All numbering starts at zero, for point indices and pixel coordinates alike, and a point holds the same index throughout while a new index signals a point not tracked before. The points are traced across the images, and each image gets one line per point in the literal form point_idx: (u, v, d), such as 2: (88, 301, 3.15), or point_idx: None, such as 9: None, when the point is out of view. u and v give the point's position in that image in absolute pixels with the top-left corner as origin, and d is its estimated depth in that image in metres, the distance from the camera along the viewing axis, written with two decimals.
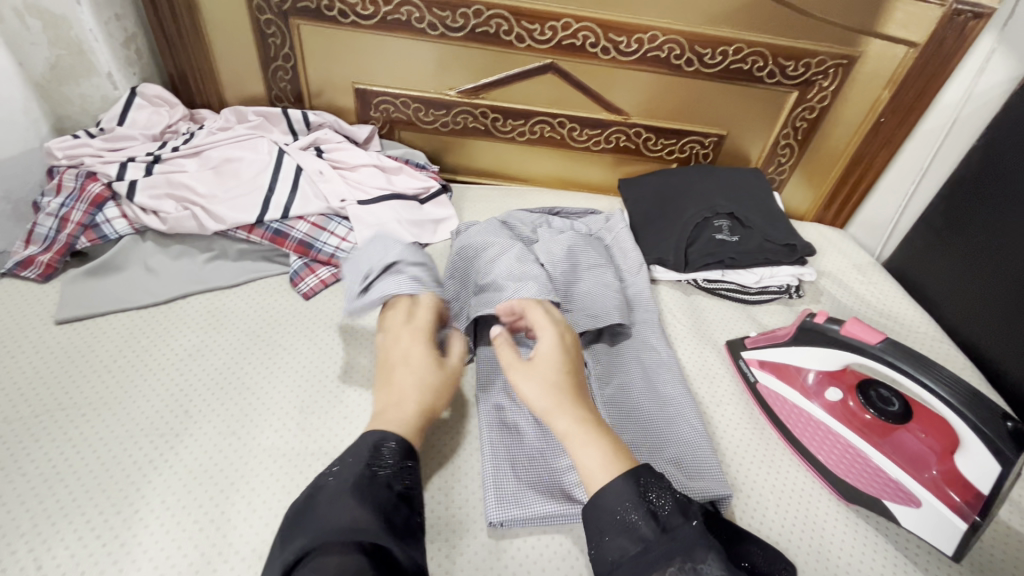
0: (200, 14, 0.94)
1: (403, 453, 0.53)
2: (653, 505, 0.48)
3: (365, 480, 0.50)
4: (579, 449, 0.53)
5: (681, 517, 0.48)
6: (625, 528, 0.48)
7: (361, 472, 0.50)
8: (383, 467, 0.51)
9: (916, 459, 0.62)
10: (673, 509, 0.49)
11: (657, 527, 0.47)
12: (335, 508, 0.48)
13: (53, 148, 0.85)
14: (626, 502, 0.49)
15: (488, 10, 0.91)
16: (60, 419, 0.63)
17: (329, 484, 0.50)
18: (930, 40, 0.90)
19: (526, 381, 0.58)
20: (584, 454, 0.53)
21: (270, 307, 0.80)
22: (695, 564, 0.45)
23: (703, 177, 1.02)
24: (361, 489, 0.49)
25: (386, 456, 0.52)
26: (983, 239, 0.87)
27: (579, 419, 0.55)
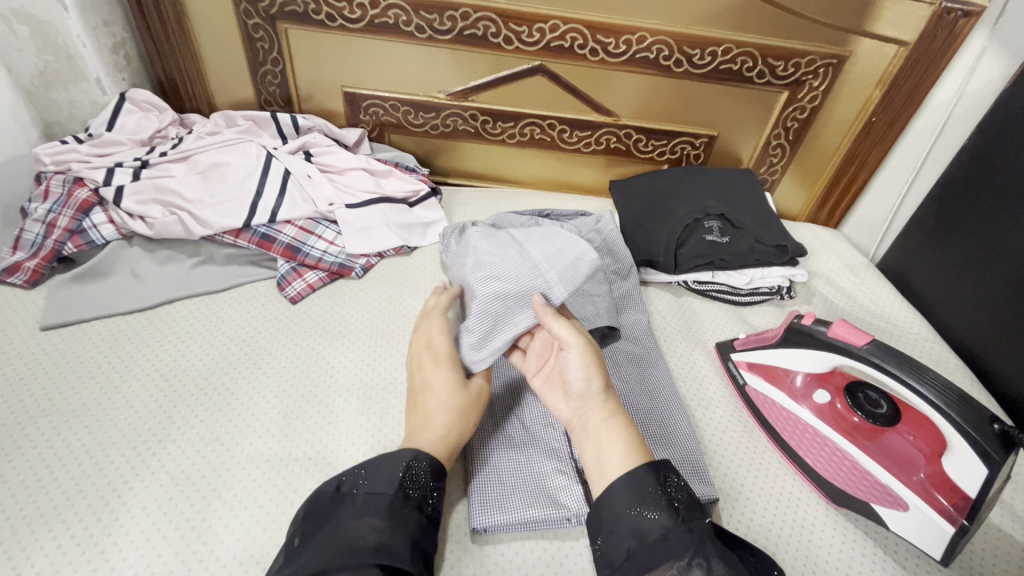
0: (188, 18, 0.94)
1: (434, 474, 0.53)
2: (672, 498, 0.49)
3: (398, 502, 0.50)
4: (608, 434, 0.56)
5: (697, 513, 0.49)
6: (639, 518, 0.49)
7: (393, 494, 0.50)
8: (416, 488, 0.52)
9: (904, 462, 0.62)
10: (691, 503, 0.50)
11: (675, 519, 0.48)
12: (361, 524, 0.48)
13: (41, 154, 0.84)
14: (644, 493, 0.50)
15: (475, 12, 0.91)
16: (43, 427, 0.62)
17: (360, 497, 0.50)
18: (919, 38, 0.90)
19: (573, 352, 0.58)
20: (611, 440, 0.55)
21: (257, 312, 0.80)
22: (706, 559, 0.44)
23: (693, 178, 1.01)
24: (393, 512, 0.49)
25: (418, 477, 0.52)
26: (977, 238, 0.86)
27: (612, 408, 0.58)
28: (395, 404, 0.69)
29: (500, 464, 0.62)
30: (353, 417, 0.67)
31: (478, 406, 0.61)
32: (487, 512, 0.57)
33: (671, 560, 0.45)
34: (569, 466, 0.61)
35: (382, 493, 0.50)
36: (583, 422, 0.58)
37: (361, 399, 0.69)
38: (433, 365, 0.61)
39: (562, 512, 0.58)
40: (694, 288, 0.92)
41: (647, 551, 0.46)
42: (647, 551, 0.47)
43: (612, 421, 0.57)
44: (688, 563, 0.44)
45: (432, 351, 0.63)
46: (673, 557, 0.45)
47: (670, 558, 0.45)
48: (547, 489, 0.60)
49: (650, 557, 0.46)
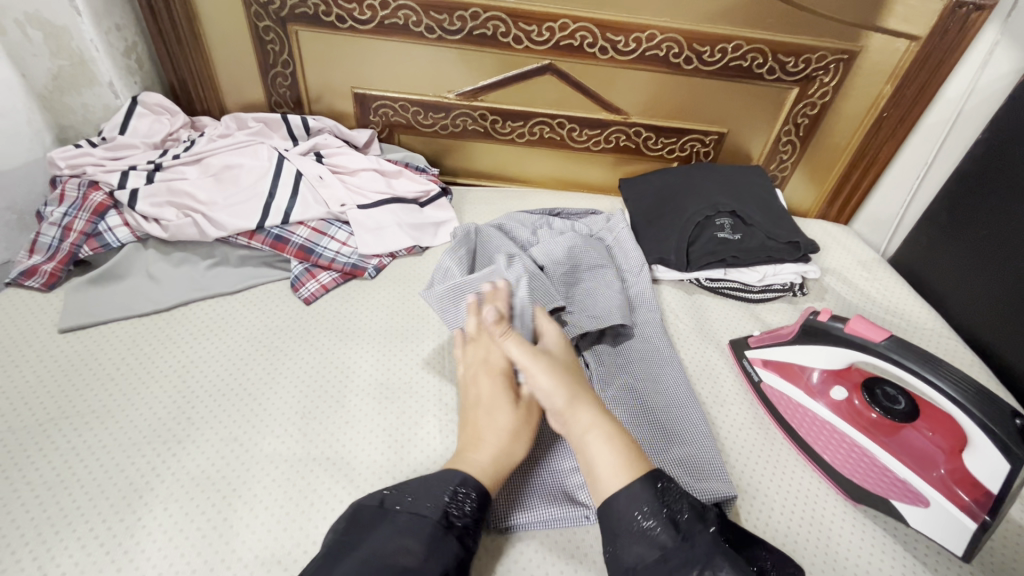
0: (199, 21, 0.94)
1: (479, 502, 0.52)
2: (672, 512, 0.49)
3: (440, 530, 0.49)
4: (600, 449, 0.54)
5: (699, 524, 0.49)
6: (641, 534, 0.49)
7: (437, 521, 0.50)
8: (461, 517, 0.51)
9: (923, 458, 0.61)
10: (692, 516, 0.49)
11: (676, 536, 0.48)
12: (396, 544, 0.47)
13: (56, 158, 0.85)
14: (642, 506, 0.49)
15: (485, 12, 0.91)
16: (63, 429, 0.63)
17: (402, 516, 0.50)
18: (931, 32, 0.89)
19: (538, 371, 0.59)
20: (604, 454, 0.53)
21: (271, 313, 0.80)
22: (714, 572, 0.45)
23: (704, 175, 1.01)
24: (434, 539, 0.48)
25: (464, 505, 0.51)
26: (990, 234, 0.86)
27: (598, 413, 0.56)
28: (412, 403, 0.69)
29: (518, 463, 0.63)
30: (370, 417, 0.67)
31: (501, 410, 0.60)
32: (507, 510, 0.58)
33: None
34: None
35: (427, 518, 0.50)
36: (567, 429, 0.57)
37: (378, 399, 0.69)
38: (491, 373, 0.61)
39: (582, 510, 0.59)
40: (707, 285, 0.92)
41: (649, 571, 0.47)
42: (650, 568, 0.47)
43: (595, 433, 0.55)
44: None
45: (487, 364, 0.63)
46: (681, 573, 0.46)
47: None
48: (566, 487, 0.61)
49: (658, 574, 0.47)
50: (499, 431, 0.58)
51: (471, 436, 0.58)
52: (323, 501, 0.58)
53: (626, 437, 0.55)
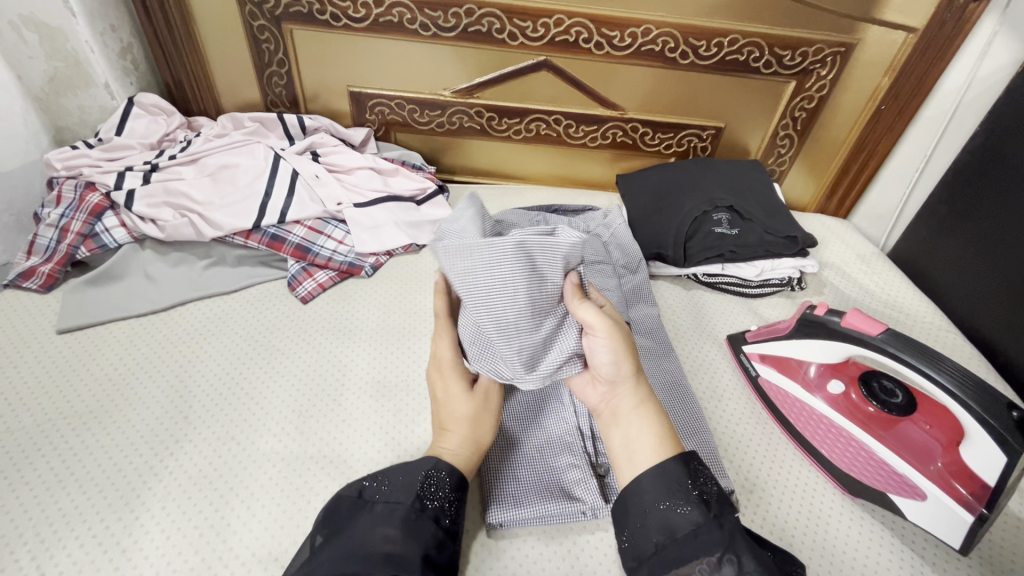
0: (193, 21, 0.94)
1: (454, 486, 0.53)
2: (703, 493, 0.48)
3: (414, 513, 0.50)
4: (639, 422, 0.55)
5: (729, 508, 0.48)
6: (668, 512, 0.48)
7: (410, 505, 0.50)
8: (434, 499, 0.51)
9: (920, 451, 0.61)
10: (721, 497, 0.49)
11: (706, 514, 0.47)
12: (376, 534, 0.47)
13: (52, 160, 0.86)
14: (674, 487, 0.49)
15: (480, 9, 0.91)
16: (61, 430, 0.63)
17: (380, 505, 0.50)
18: (929, 24, 0.89)
19: (599, 338, 0.54)
20: (643, 428, 0.54)
21: (269, 312, 0.80)
22: (737, 555, 0.44)
23: (701, 170, 1.01)
24: (409, 523, 0.49)
25: (438, 488, 0.52)
26: (989, 225, 0.86)
27: (641, 394, 0.56)
28: (409, 401, 0.69)
29: (513, 459, 0.62)
30: (368, 415, 0.67)
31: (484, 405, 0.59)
32: (503, 507, 0.58)
33: (701, 556, 0.45)
34: (582, 459, 0.62)
35: (401, 503, 0.50)
36: (612, 404, 0.57)
37: (374, 397, 0.69)
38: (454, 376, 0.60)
39: (578, 505, 0.59)
40: (705, 280, 0.91)
41: (677, 547, 0.47)
42: (677, 546, 0.47)
43: (643, 407, 0.56)
44: (720, 559, 0.44)
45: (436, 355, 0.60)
46: (703, 553, 0.45)
47: (699, 555, 0.45)
48: (562, 483, 0.61)
49: (679, 553, 0.46)
50: (467, 423, 0.58)
51: (438, 425, 0.58)
52: (321, 499, 0.59)
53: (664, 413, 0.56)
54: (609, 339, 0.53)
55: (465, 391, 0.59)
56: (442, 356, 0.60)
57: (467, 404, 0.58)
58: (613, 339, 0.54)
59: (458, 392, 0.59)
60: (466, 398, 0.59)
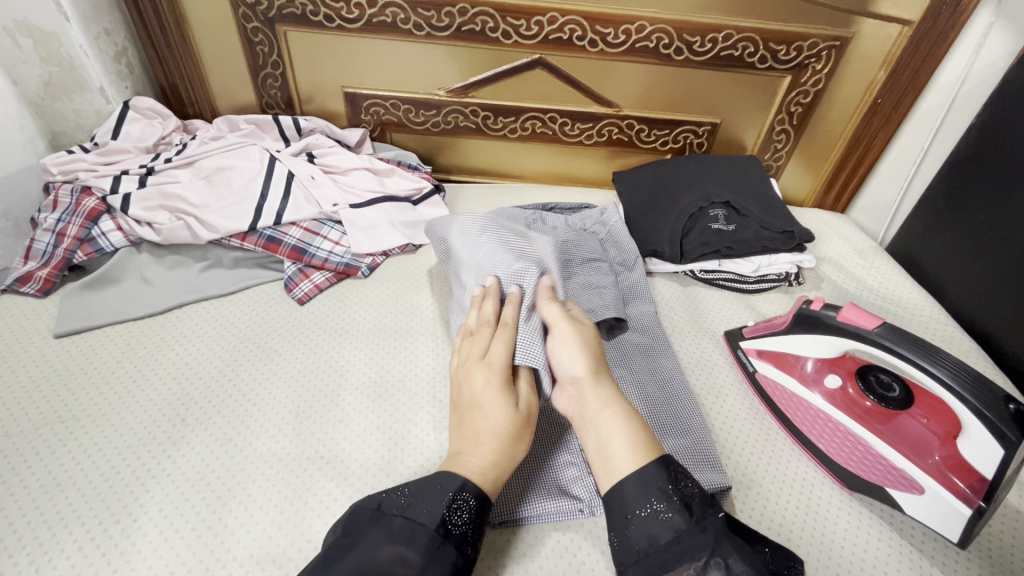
0: (187, 24, 0.94)
1: (477, 510, 0.51)
2: (684, 497, 0.49)
3: (437, 540, 0.48)
4: (612, 427, 0.54)
5: (710, 509, 0.49)
6: (649, 518, 0.48)
7: (434, 530, 0.48)
8: (458, 525, 0.49)
9: (918, 445, 0.61)
10: (701, 499, 0.49)
11: (689, 519, 0.47)
12: (394, 554, 0.46)
13: (47, 164, 0.86)
14: (654, 490, 0.49)
15: (473, 7, 0.91)
16: (58, 433, 0.63)
17: (399, 521, 0.49)
18: (924, 17, 0.88)
19: (563, 336, 0.60)
20: (617, 433, 0.53)
21: (265, 314, 0.80)
22: (723, 558, 0.45)
23: (697, 166, 1.01)
24: (431, 549, 0.47)
25: (462, 512, 0.50)
26: (987, 218, 0.85)
27: (609, 396, 0.56)
28: (405, 400, 0.69)
29: None
30: (364, 415, 0.67)
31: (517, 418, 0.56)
32: (500, 506, 0.58)
33: (689, 560, 0.45)
34: (580, 458, 0.62)
35: (424, 526, 0.48)
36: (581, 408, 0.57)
37: (371, 397, 0.69)
38: (496, 383, 0.57)
39: (574, 503, 0.59)
40: (701, 277, 0.91)
41: (661, 553, 0.46)
42: (660, 553, 0.46)
43: (614, 410, 0.55)
44: (706, 563, 0.45)
45: (485, 360, 0.59)
46: (688, 558, 0.45)
47: (686, 560, 0.45)
48: (558, 481, 0.61)
49: (663, 560, 0.46)
50: (496, 432, 0.54)
51: (465, 438, 0.54)
52: (318, 500, 0.59)
53: (641, 420, 0.55)
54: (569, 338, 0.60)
55: (508, 403, 0.55)
56: (495, 358, 0.59)
57: (510, 417, 0.55)
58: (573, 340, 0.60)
59: (502, 403, 0.55)
60: (509, 409, 0.55)
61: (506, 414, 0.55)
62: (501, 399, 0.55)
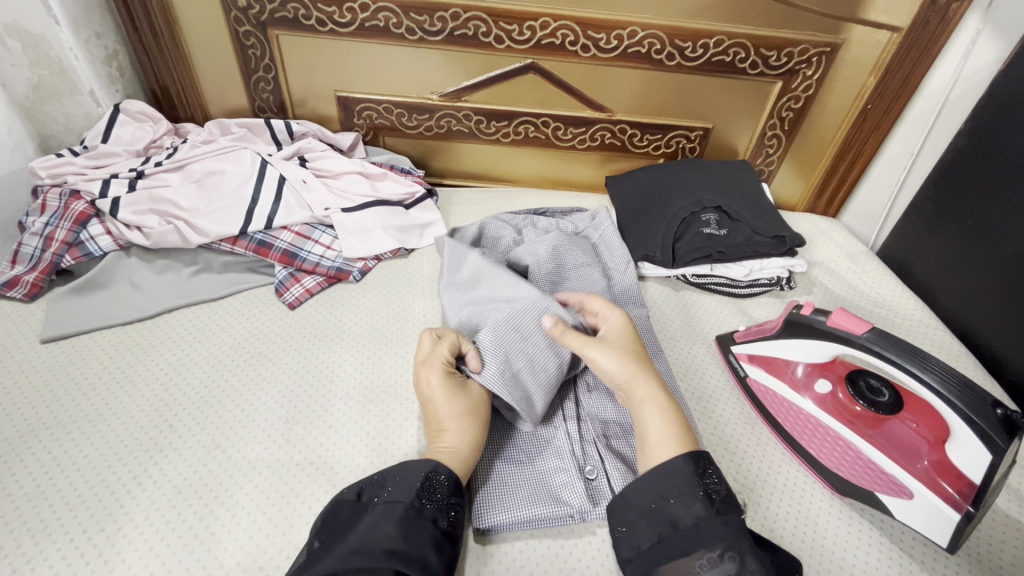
0: (179, 27, 0.94)
1: (453, 489, 0.53)
2: (709, 490, 0.49)
3: (412, 512, 0.50)
4: (650, 415, 0.56)
5: (733, 507, 0.49)
6: (675, 505, 0.49)
7: (409, 503, 0.50)
8: (434, 500, 0.51)
9: (908, 449, 0.61)
10: (727, 496, 0.49)
11: (709, 508, 0.48)
12: (378, 531, 0.47)
13: (36, 168, 0.85)
14: (683, 484, 0.49)
15: (466, 12, 0.91)
16: (44, 440, 0.62)
17: (380, 505, 0.50)
18: (912, 24, 0.89)
19: (597, 351, 0.60)
20: (654, 421, 0.55)
21: (255, 320, 0.80)
22: (738, 553, 0.45)
23: (689, 170, 1.01)
24: (407, 520, 0.49)
25: (436, 489, 0.52)
26: (976, 223, 0.86)
27: (654, 391, 0.57)
28: (396, 406, 0.69)
29: (501, 464, 0.62)
30: (353, 420, 0.67)
31: (466, 396, 0.60)
32: (490, 511, 0.57)
33: (704, 549, 0.46)
34: (570, 464, 0.61)
35: (399, 501, 0.50)
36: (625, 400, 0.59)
37: (361, 403, 0.69)
38: (437, 375, 0.60)
39: (565, 510, 0.58)
40: (694, 281, 0.91)
41: (679, 539, 0.47)
42: (678, 538, 0.47)
43: (656, 402, 0.56)
44: (721, 555, 0.45)
45: (428, 360, 0.62)
46: (704, 547, 0.46)
47: (702, 547, 0.46)
48: (549, 487, 0.60)
49: (680, 545, 0.47)
50: (456, 415, 0.58)
51: (433, 427, 0.58)
52: (306, 506, 0.58)
53: (676, 407, 0.57)
54: (614, 350, 0.60)
55: (455, 391, 0.60)
56: (435, 355, 0.62)
57: (464, 400, 0.59)
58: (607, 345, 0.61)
59: (447, 390, 0.59)
60: (459, 395, 0.59)
61: (459, 399, 0.59)
62: (448, 390, 0.59)
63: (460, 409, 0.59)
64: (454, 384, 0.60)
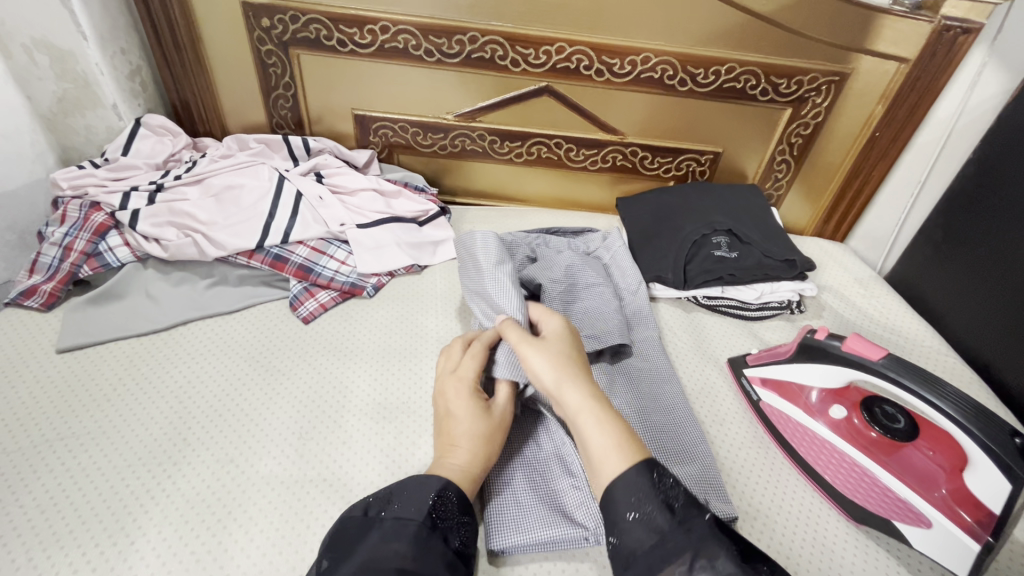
0: (203, 45, 0.97)
1: (463, 508, 0.53)
2: (668, 498, 0.47)
3: (426, 530, 0.49)
4: (589, 427, 0.52)
5: (695, 511, 0.47)
6: (636, 521, 0.46)
7: (422, 521, 0.50)
8: (444, 519, 0.51)
9: (924, 477, 0.61)
10: (686, 501, 0.47)
11: (671, 520, 0.46)
12: (389, 548, 0.47)
13: (58, 179, 0.86)
14: (641, 494, 0.47)
15: (483, 36, 0.93)
16: (57, 451, 0.62)
17: (388, 520, 0.50)
18: (920, 55, 0.91)
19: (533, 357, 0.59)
20: (594, 433, 0.52)
21: (270, 334, 0.80)
22: (709, 559, 0.43)
23: (700, 194, 1.02)
24: (420, 538, 0.48)
25: (448, 507, 0.52)
26: (986, 250, 0.87)
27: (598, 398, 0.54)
28: (411, 423, 0.69)
29: (515, 483, 0.62)
30: (368, 437, 0.67)
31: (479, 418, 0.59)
32: (504, 531, 0.57)
33: (672, 563, 0.43)
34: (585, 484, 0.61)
35: (412, 520, 0.49)
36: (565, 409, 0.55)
37: (375, 419, 0.69)
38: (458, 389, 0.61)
39: (580, 531, 0.58)
40: (705, 303, 0.92)
41: (647, 556, 0.45)
42: (646, 555, 0.45)
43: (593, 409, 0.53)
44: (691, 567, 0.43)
45: (457, 374, 0.62)
46: (672, 560, 0.44)
47: (670, 562, 0.43)
48: (562, 506, 0.60)
49: (649, 562, 0.44)
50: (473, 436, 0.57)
51: (446, 443, 0.57)
52: (320, 522, 0.58)
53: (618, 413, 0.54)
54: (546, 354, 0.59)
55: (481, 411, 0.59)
56: (466, 369, 0.62)
57: (485, 423, 0.58)
58: (547, 353, 0.59)
59: (471, 411, 0.59)
60: (481, 417, 0.59)
61: (480, 422, 0.58)
62: (473, 410, 0.59)
63: (479, 431, 0.58)
64: (479, 404, 0.60)
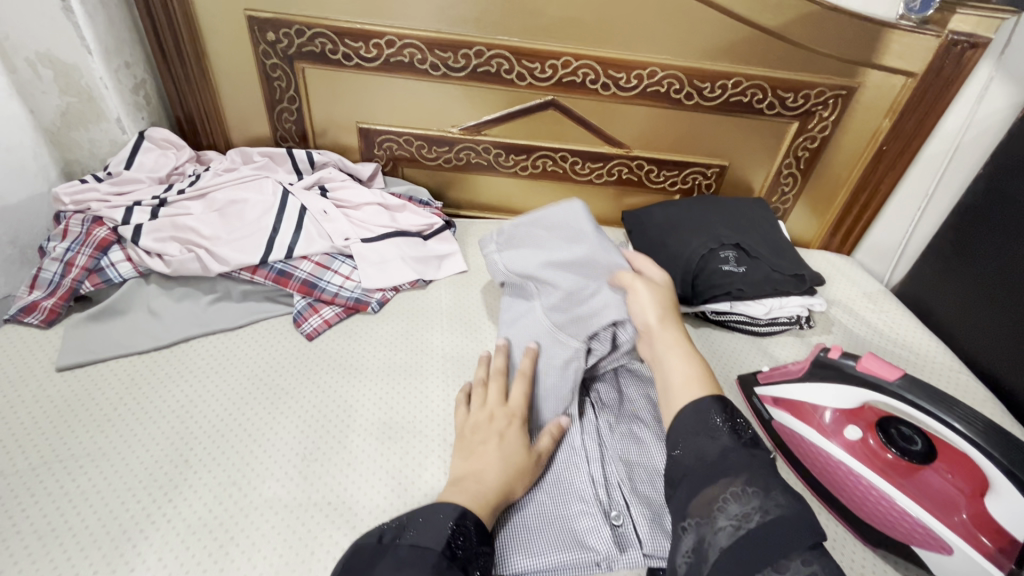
0: (207, 59, 0.96)
1: (481, 538, 0.51)
2: (736, 428, 0.52)
3: (445, 561, 0.47)
4: (675, 364, 0.61)
5: (761, 447, 0.51)
6: (701, 442, 0.52)
7: (441, 551, 0.48)
8: (462, 549, 0.49)
9: (943, 501, 0.60)
10: (754, 435, 0.52)
11: (735, 442, 0.51)
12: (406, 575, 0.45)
13: (60, 194, 0.85)
14: (710, 421, 0.53)
15: (489, 50, 0.93)
16: (56, 473, 0.61)
17: (404, 548, 0.48)
18: (928, 69, 0.91)
19: (641, 296, 0.68)
20: (679, 370, 0.61)
21: (273, 351, 0.79)
22: (763, 486, 0.46)
23: (706, 207, 1.01)
24: (439, 569, 0.46)
25: (466, 538, 0.50)
26: (997, 265, 0.86)
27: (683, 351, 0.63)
28: (417, 443, 0.67)
29: (524, 506, 0.60)
30: (373, 458, 0.65)
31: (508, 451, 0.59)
32: (514, 556, 0.55)
33: (727, 478, 0.47)
34: (596, 507, 0.60)
35: (430, 549, 0.48)
36: (652, 352, 0.65)
37: (380, 439, 0.67)
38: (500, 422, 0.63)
39: (592, 557, 0.56)
40: (713, 319, 0.91)
41: (705, 468, 0.49)
42: (704, 469, 0.49)
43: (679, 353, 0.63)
44: (743, 488, 0.46)
45: (503, 409, 0.64)
46: (728, 476, 0.48)
47: (725, 474, 0.48)
48: (574, 531, 0.58)
49: (707, 474, 0.49)
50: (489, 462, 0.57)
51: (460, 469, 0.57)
52: (325, 548, 0.56)
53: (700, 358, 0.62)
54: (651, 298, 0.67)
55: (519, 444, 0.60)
56: (502, 409, 0.64)
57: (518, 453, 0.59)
58: (654, 294, 0.68)
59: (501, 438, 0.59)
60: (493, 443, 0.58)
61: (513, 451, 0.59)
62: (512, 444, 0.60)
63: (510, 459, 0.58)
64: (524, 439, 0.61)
